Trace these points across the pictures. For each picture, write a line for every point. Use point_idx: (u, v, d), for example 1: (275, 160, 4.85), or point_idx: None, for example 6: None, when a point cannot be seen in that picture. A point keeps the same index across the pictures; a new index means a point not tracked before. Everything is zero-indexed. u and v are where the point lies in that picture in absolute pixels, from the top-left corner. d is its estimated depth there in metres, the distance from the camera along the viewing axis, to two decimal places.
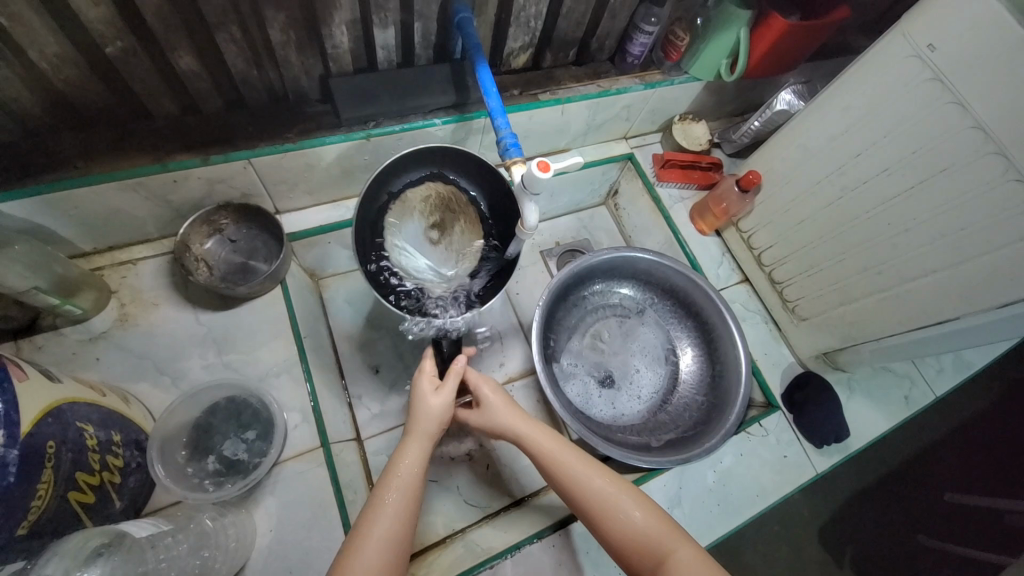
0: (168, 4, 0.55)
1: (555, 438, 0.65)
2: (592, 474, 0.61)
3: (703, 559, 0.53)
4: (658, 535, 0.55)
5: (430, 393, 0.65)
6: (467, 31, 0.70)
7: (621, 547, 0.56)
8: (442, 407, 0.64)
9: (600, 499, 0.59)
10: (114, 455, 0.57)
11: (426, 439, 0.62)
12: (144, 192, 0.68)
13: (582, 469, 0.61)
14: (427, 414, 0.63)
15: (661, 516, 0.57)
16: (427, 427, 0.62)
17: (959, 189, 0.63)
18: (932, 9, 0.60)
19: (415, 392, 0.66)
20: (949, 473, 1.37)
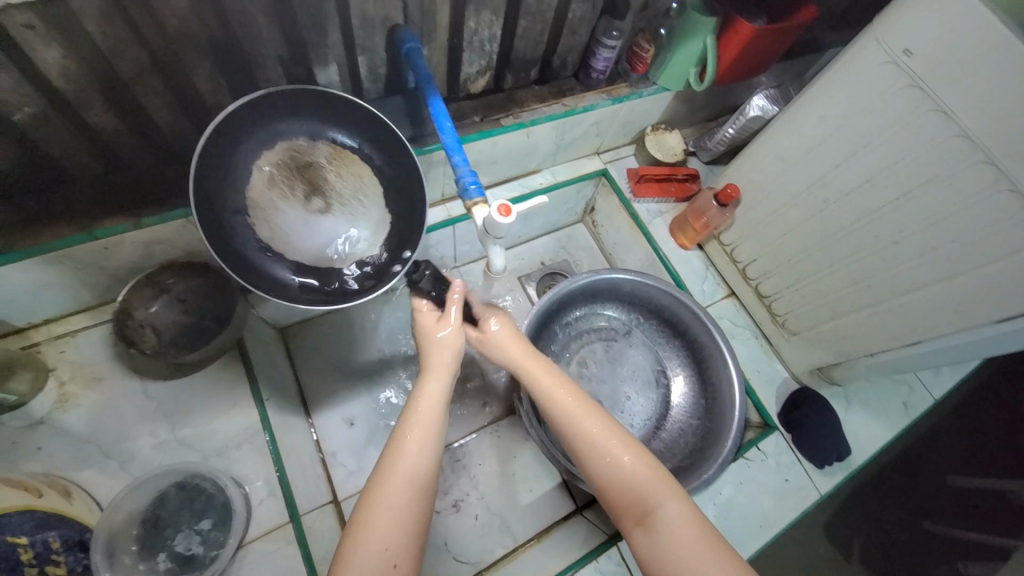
0: (74, 62, 0.50)
1: (557, 374, 0.59)
2: (588, 412, 0.56)
3: (697, 522, 0.49)
4: (650, 487, 0.51)
5: (436, 325, 0.60)
6: (417, 63, 0.64)
7: (610, 492, 0.52)
8: (455, 338, 0.59)
9: (594, 446, 0.54)
10: (54, 564, 0.54)
11: (441, 378, 0.57)
12: (74, 262, 0.62)
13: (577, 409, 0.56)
14: (437, 347, 0.59)
15: (658, 469, 0.53)
16: (438, 361, 0.58)
17: (948, 200, 0.59)
18: (906, 13, 0.56)
19: (419, 326, 0.61)
20: (950, 457, 1.34)
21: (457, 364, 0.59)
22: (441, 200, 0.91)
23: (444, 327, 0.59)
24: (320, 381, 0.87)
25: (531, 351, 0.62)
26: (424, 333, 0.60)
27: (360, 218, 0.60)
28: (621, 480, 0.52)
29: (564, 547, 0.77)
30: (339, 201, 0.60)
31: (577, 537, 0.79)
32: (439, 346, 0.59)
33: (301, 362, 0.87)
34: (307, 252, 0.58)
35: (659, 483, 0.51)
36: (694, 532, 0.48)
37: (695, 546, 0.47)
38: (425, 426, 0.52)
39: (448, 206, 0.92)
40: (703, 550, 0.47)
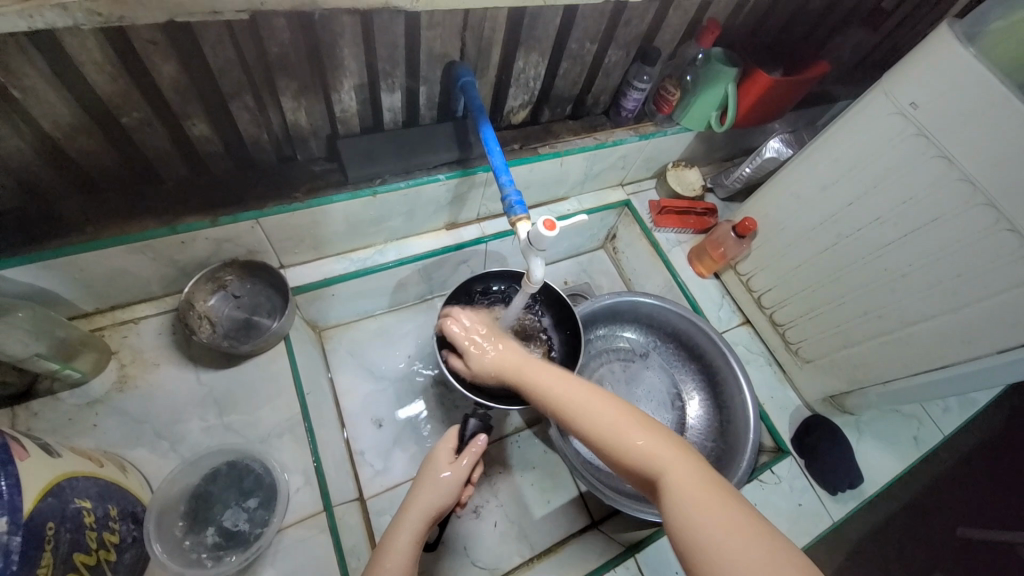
0: (184, 77, 0.58)
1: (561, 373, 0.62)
2: (593, 399, 0.57)
3: (699, 480, 0.47)
4: (659, 453, 0.51)
5: (445, 465, 0.64)
6: (470, 94, 0.72)
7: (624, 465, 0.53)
8: (450, 487, 0.62)
9: (604, 427, 0.55)
10: (110, 531, 0.54)
11: (424, 515, 0.60)
12: (152, 253, 0.68)
13: (583, 396, 0.58)
14: (430, 490, 0.62)
15: (663, 437, 0.52)
16: (418, 502, 0.61)
17: (951, 238, 0.65)
18: (911, 71, 0.63)
19: (430, 461, 0.65)
20: (962, 508, 1.33)
21: (446, 506, 0.62)
22: (477, 218, 0.98)
23: (449, 467, 0.64)
24: (352, 382, 0.91)
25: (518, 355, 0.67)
26: (422, 478, 0.64)
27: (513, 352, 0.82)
28: (627, 451, 0.52)
29: (582, 558, 0.79)
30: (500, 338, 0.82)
31: (595, 548, 0.81)
32: (437, 486, 0.62)
33: (335, 363, 0.92)
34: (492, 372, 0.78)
35: (654, 447, 0.51)
36: (695, 492, 0.46)
37: (699, 504, 0.45)
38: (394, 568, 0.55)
39: (482, 224, 0.99)
40: (717, 505, 0.45)
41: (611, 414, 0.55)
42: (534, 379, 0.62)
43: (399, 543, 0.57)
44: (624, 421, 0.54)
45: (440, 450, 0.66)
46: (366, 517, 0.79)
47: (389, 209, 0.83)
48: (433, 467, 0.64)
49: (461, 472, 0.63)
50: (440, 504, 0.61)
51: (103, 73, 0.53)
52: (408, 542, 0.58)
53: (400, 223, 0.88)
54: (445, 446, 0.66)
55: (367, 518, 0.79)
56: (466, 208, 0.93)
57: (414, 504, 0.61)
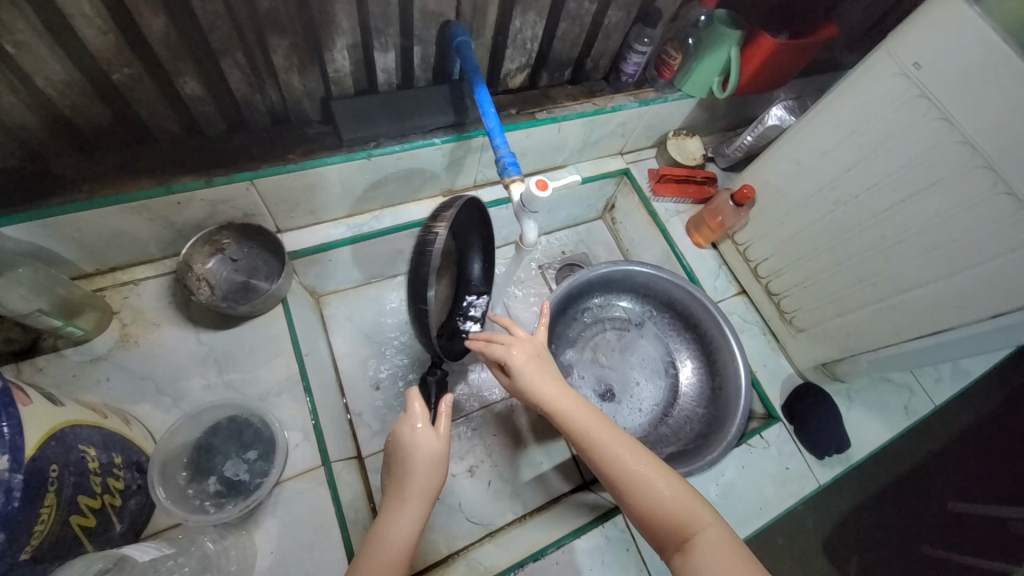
0: (174, 32, 0.57)
1: (581, 405, 0.64)
2: (619, 443, 0.60)
3: (729, 540, 0.54)
4: (681, 508, 0.56)
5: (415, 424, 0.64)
6: (466, 54, 0.71)
7: (647, 515, 0.56)
8: (439, 454, 0.62)
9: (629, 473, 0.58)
10: (115, 478, 0.57)
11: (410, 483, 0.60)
12: (148, 213, 0.69)
13: (611, 439, 0.60)
14: (410, 456, 0.61)
15: (683, 488, 0.57)
16: (416, 488, 0.59)
17: (949, 203, 0.64)
18: (915, 30, 0.62)
19: (406, 430, 0.63)
20: (953, 482, 1.34)
21: (430, 463, 0.61)
22: (474, 185, 0.97)
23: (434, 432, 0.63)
24: (350, 346, 0.93)
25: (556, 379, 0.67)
26: (402, 444, 0.62)
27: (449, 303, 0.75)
28: (654, 502, 0.56)
29: (572, 515, 0.82)
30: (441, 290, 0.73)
31: (586, 506, 0.83)
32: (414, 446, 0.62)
33: (333, 328, 0.94)
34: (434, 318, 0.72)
35: (684, 501, 0.56)
36: (725, 551, 0.52)
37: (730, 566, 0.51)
38: (400, 553, 0.54)
39: (479, 191, 0.98)
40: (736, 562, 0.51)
41: (637, 460, 0.59)
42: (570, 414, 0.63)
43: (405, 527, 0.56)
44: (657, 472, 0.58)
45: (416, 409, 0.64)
46: (364, 474, 0.82)
47: (385, 174, 0.83)
48: (409, 426, 0.63)
49: (442, 435, 0.63)
50: (438, 475, 0.61)
51: (93, 27, 0.53)
52: (413, 525, 0.57)
53: (396, 189, 0.88)
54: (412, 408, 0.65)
55: (365, 476, 0.82)
56: (462, 174, 0.93)
57: (413, 487, 0.59)
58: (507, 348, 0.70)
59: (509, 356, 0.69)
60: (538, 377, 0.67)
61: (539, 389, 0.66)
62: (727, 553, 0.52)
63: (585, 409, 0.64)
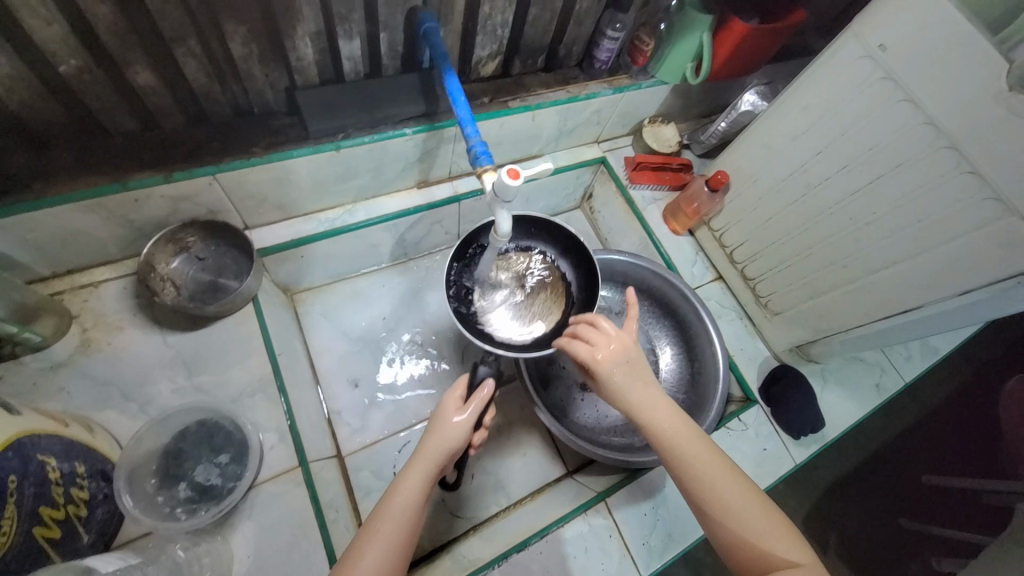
0: (122, 20, 0.54)
1: (674, 416, 0.57)
2: (710, 462, 0.55)
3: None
4: (773, 542, 0.51)
5: (454, 412, 0.59)
6: (434, 41, 0.69)
7: (730, 541, 0.52)
8: (462, 433, 0.57)
9: (718, 496, 0.53)
10: (79, 488, 0.56)
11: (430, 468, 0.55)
12: (105, 212, 0.65)
13: (702, 455, 0.55)
14: (440, 438, 0.57)
15: (777, 519, 0.52)
16: (425, 458, 0.56)
17: (914, 184, 0.66)
18: (880, 12, 0.62)
19: (439, 409, 0.60)
20: (926, 456, 1.39)
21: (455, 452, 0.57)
22: (448, 176, 0.96)
23: (459, 413, 0.58)
24: (327, 344, 0.91)
25: (644, 383, 0.59)
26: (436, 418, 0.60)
27: (540, 299, 0.76)
28: (741, 529, 0.52)
29: (556, 503, 0.82)
30: (533, 299, 0.76)
31: (569, 495, 0.84)
32: (446, 430, 0.57)
33: (308, 325, 0.92)
34: (523, 321, 0.74)
35: (775, 533, 0.51)
36: None
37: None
38: (391, 518, 0.51)
39: (454, 182, 0.97)
40: None
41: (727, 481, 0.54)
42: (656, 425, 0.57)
43: (407, 491, 0.53)
44: (745, 498, 0.53)
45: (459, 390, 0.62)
46: (345, 473, 0.81)
47: (355, 166, 0.80)
48: (447, 412, 0.59)
49: (471, 420, 0.58)
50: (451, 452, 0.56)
51: (38, 17, 0.50)
52: (414, 493, 0.53)
53: (368, 181, 0.86)
54: (456, 391, 0.60)
55: (345, 475, 0.80)
56: (435, 165, 0.91)
57: (426, 454, 0.56)
58: (591, 348, 0.60)
59: (594, 360, 0.59)
60: (623, 381, 0.59)
61: (626, 392, 0.58)
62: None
63: (676, 421, 0.57)
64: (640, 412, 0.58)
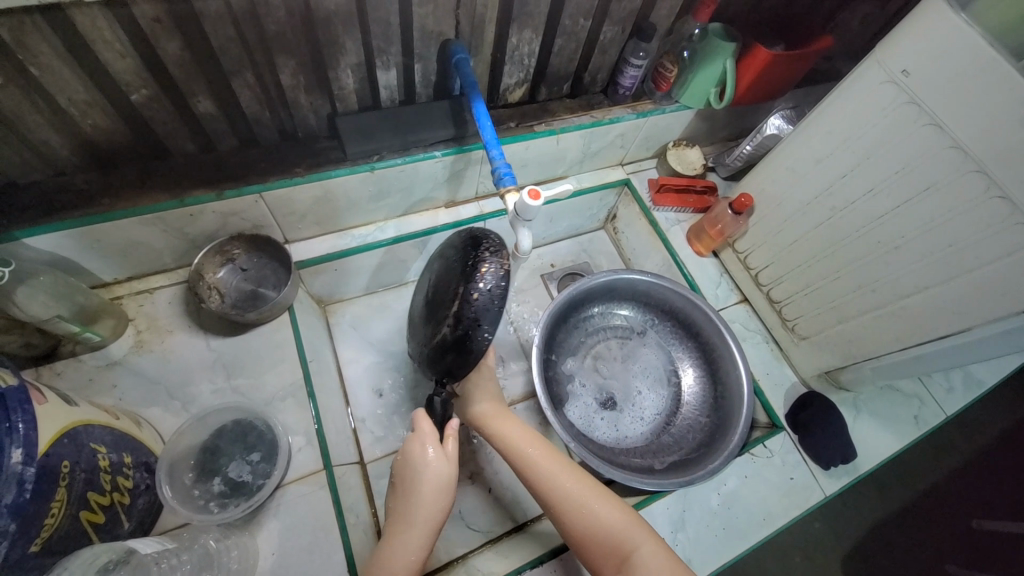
0: (189, 54, 0.61)
1: (533, 441, 0.71)
2: (564, 472, 0.67)
3: (661, 550, 0.61)
4: (622, 531, 0.62)
5: (423, 450, 0.66)
6: (464, 71, 0.73)
7: (586, 540, 0.63)
8: (438, 466, 0.65)
9: (572, 500, 0.65)
10: (124, 477, 0.60)
11: (424, 516, 0.63)
12: (163, 225, 0.72)
13: (552, 467, 0.68)
14: (420, 478, 0.65)
15: (627, 512, 0.64)
16: (420, 516, 0.63)
17: (943, 207, 0.64)
18: (902, 38, 0.63)
19: (410, 450, 0.67)
20: (976, 498, 1.30)
21: (444, 491, 0.65)
22: (475, 196, 1.00)
23: (433, 447, 0.66)
24: (355, 354, 0.95)
25: (509, 416, 0.75)
26: (410, 463, 0.66)
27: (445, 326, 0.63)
28: (591, 526, 0.63)
29: None
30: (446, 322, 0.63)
31: None
32: (427, 472, 0.65)
33: (339, 335, 0.97)
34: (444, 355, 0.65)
35: (628, 525, 0.63)
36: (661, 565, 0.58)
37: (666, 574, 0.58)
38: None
39: (480, 202, 1.01)
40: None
41: (577, 484, 0.66)
42: (521, 450, 0.70)
43: (408, 553, 0.61)
44: (599, 497, 0.65)
45: (425, 430, 0.68)
46: (366, 479, 0.83)
47: (388, 186, 0.85)
48: (419, 448, 0.67)
49: (450, 463, 0.67)
50: (440, 502, 0.65)
51: (114, 51, 0.57)
52: (416, 547, 0.62)
53: (399, 200, 0.91)
54: (427, 424, 0.68)
55: (367, 481, 0.83)
56: (463, 185, 0.95)
57: (417, 502, 0.64)
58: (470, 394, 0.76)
59: None
60: (492, 415, 0.75)
61: (496, 427, 0.73)
62: (661, 564, 0.59)
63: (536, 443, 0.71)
64: (506, 444, 0.71)
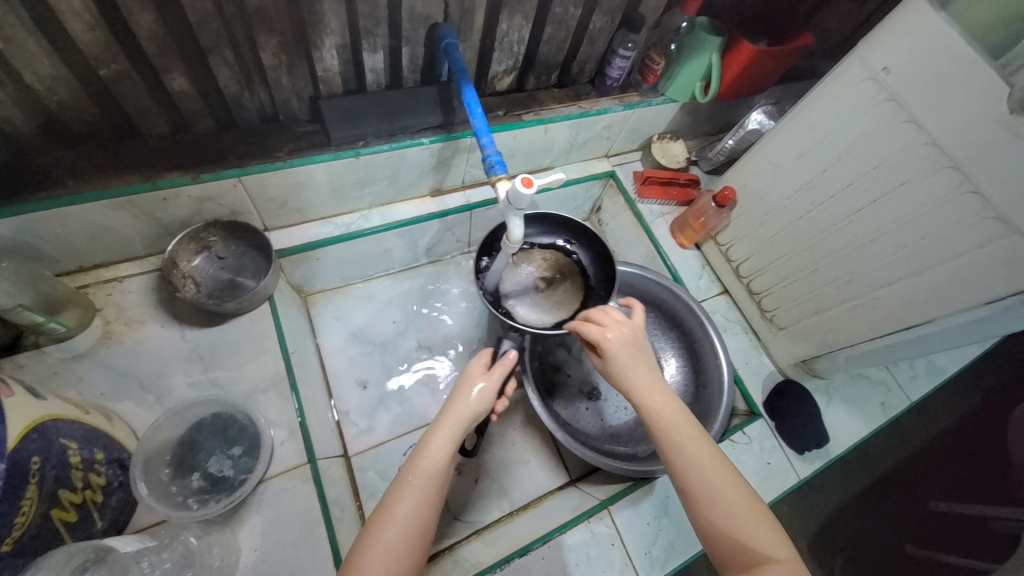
0: (162, 27, 0.57)
1: (674, 410, 0.58)
2: (702, 455, 0.55)
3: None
4: (760, 541, 0.50)
5: (475, 376, 0.62)
6: (454, 56, 0.72)
7: (713, 535, 0.52)
8: (483, 393, 0.60)
9: (706, 491, 0.53)
10: (96, 473, 0.57)
11: (458, 426, 0.58)
12: (134, 209, 0.68)
13: (692, 447, 0.55)
14: (461, 397, 0.60)
15: (768, 519, 0.52)
16: (454, 413, 0.58)
17: (918, 203, 0.67)
18: (884, 37, 0.65)
19: (463, 376, 0.63)
20: (935, 483, 1.37)
21: (480, 413, 0.60)
22: (461, 186, 0.98)
23: (482, 377, 0.62)
24: (338, 345, 0.93)
25: (651, 378, 0.60)
26: (457, 384, 0.62)
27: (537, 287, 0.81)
28: (726, 524, 0.51)
29: (560, 511, 0.82)
30: (549, 295, 0.81)
31: (571, 503, 0.84)
32: (470, 391, 0.60)
33: (320, 326, 0.94)
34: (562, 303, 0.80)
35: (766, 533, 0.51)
36: None
37: None
38: (427, 476, 0.53)
39: (467, 191, 0.99)
40: None
41: (716, 472, 0.54)
42: (663, 419, 0.57)
43: (437, 450, 0.55)
44: (748, 506, 0.52)
45: (476, 362, 0.64)
46: (351, 472, 0.82)
47: (373, 173, 0.83)
48: (466, 375, 0.62)
49: (494, 383, 0.61)
50: (476, 414, 0.59)
51: (83, 23, 0.53)
52: (444, 449, 0.56)
53: (384, 188, 0.89)
54: (480, 358, 0.65)
55: (351, 474, 0.82)
56: (450, 174, 0.93)
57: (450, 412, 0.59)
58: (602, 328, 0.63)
59: (603, 339, 0.61)
60: (632, 368, 0.60)
61: (628, 377, 0.60)
62: None
63: (682, 418, 0.57)
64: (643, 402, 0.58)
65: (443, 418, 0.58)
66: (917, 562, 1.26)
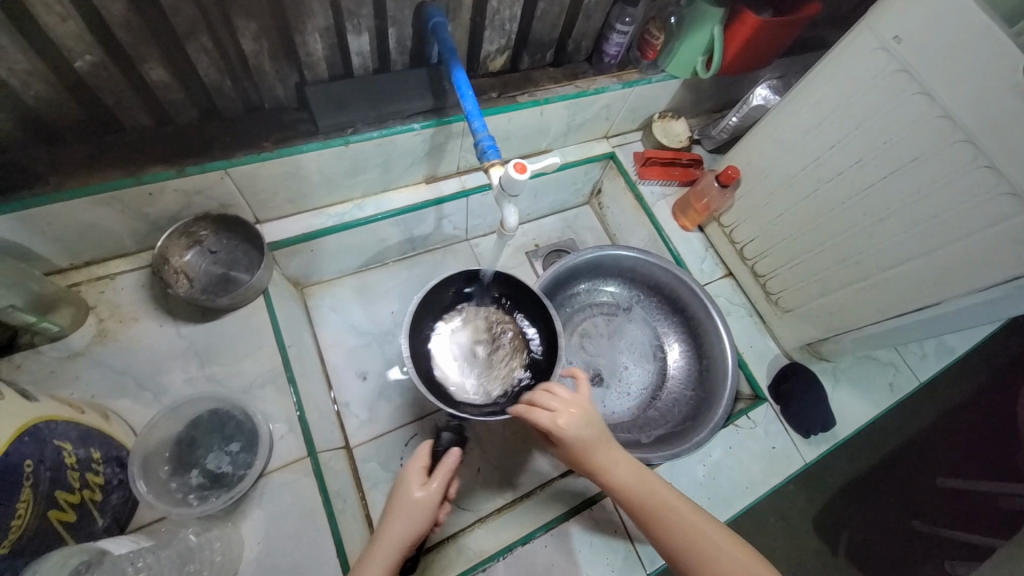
0: (135, 15, 0.55)
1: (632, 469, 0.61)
2: (671, 507, 0.58)
3: None
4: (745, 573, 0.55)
5: (415, 485, 0.58)
6: (442, 36, 0.69)
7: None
8: (423, 508, 0.56)
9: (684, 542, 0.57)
10: (94, 473, 0.57)
11: (390, 554, 0.54)
12: (120, 205, 0.67)
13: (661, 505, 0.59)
14: (399, 513, 0.56)
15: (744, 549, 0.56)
16: (387, 538, 0.54)
17: (931, 179, 0.64)
18: (896, 3, 0.61)
19: (402, 481, 0.59)
20: (944, 460, 1.36)
21: (419, 530, 0.56)
22: (457, 171, 0.96)
23: (422, 487, 0.57)
24: (336, 337, 0.93)
25: (605, 442, 0.62)
26: (395, 494, 0.58)
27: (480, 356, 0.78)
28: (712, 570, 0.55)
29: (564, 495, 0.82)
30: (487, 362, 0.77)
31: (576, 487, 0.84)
32: (411, 505, 0.56)
33: (318, 318, 0.94)
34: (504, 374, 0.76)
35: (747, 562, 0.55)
36: None
37: None
38: None
39: (463, 177, 0.97)
40: None
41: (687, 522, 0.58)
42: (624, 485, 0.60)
43: None
44: (724, 539, 0.57)
45: (417, 465, 0.60)
46: (353, 464, 0.82)
47: (365, 161, 0.81)
48: (405, 485, 0.58)
49: (436, 495, 0.57)
50: (415, 532, 0.55)
51: (53, 14, 0.51)
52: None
53: (377, 176, 0.87)
54: (422, 458, 0.60)
55: (353, 465, 0.82)
56: (444, 159, 0.91)
57: (385, 534, 0.55)
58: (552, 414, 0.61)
59: (557, 426, 0.60)
60: (587, 445, 0.61)
61: (586, 455, 0.61)
62: None
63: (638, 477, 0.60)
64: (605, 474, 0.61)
65: (376, 543, 0.54)
66: (924, 539, 1.26)
